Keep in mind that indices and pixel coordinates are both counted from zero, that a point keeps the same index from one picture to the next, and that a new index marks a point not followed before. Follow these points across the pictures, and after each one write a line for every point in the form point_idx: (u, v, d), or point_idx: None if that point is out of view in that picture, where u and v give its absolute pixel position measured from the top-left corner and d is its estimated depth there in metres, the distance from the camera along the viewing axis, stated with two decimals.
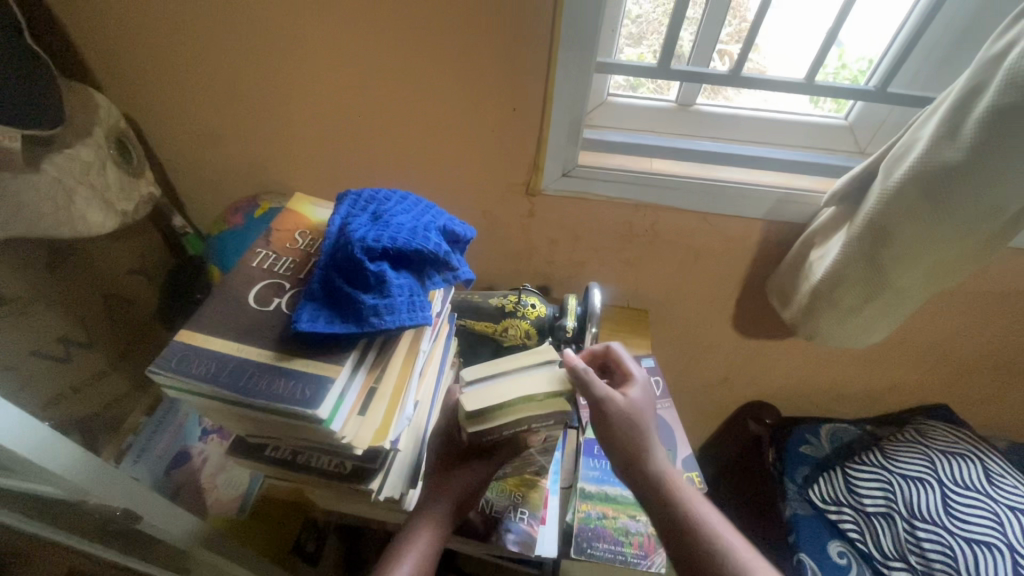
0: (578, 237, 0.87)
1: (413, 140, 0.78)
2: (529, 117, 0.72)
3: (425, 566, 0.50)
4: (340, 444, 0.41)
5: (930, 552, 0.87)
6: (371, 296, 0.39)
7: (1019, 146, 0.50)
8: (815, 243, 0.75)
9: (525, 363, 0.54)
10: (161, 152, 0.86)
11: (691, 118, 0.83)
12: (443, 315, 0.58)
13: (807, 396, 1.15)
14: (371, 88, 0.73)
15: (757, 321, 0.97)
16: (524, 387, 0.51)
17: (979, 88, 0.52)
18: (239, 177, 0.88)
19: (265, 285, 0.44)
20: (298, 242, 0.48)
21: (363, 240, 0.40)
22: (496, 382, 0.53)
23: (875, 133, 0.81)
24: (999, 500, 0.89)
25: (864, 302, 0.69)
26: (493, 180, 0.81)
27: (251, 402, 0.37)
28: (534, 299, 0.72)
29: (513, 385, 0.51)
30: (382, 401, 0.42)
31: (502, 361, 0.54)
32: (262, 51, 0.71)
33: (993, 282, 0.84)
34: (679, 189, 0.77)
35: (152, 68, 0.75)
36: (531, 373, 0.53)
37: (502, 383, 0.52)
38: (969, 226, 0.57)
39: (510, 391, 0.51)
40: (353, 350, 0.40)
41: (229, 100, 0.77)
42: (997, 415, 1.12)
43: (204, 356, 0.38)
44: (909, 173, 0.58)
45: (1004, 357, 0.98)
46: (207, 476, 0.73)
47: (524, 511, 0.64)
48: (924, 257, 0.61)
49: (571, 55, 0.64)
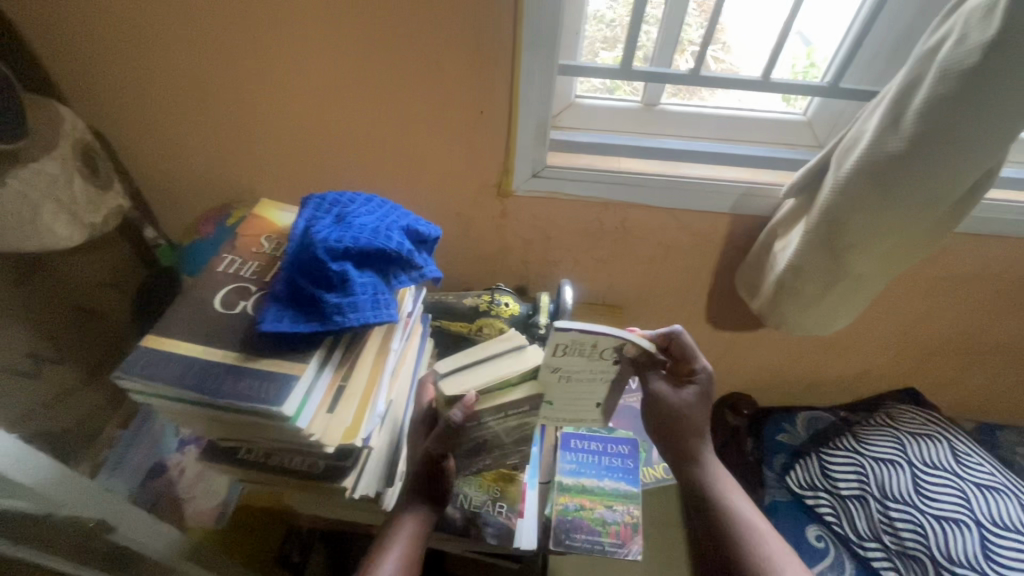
0: (550, 236, 0.88)
1: (384, 145, 0.79)
2: (496, 119, 0.73)
3: (410, 558, 0.51)
4: (309, 442, 0.41)
5: (902, 531, 0.90)
6: (334, 295, 0.40)
7: (955, 133, 0.53)
8: (778, 235, 0.77)
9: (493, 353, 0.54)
10: (129, 164, 0.85)
11: (657, 116, 0.85)
12: (415, 315, 0.59)
13: (782, 385, 1.18)
14: (342, 96, 0.74)
15: (729, 313, 1.00)
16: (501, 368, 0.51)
17: (915, 81, 0.55)
18: (212, 186, 0.87)
19: (231, 289, 0.44)
20: (263, 246, 0.47)
21: (325, 240, 0.41)
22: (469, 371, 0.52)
23: (831, 127, 0.84)
24: (967, 478, 0.92)
25: (825, 291, 0.72)
26: (465, 182, 0.82)
27: (216, 402, 0.37)
28: (507, 297, 0.73)
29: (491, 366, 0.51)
30: (351, 399, 0.43)
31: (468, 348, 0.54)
32: (230, 60, 0.71)
33: (950, 267, 0.87)
34: (645, 186, 0.79)
35: (118, 80, 0.75)
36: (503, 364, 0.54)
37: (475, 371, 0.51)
38: (916, 212, 0.60)
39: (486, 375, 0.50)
40: (317, 350, 0.40)
41: (200, 110, 0.77)
42: (963, 397, 1.16)
43: (169, 359, 0.39)
44: (857, 163, 0.60)
45: (966, 340, 1.02)
46: (185, 486, 0.71)
47: (502, 505, 0.63)
48: (877, 245, 0.64)
49: (535, 56, 0.65)
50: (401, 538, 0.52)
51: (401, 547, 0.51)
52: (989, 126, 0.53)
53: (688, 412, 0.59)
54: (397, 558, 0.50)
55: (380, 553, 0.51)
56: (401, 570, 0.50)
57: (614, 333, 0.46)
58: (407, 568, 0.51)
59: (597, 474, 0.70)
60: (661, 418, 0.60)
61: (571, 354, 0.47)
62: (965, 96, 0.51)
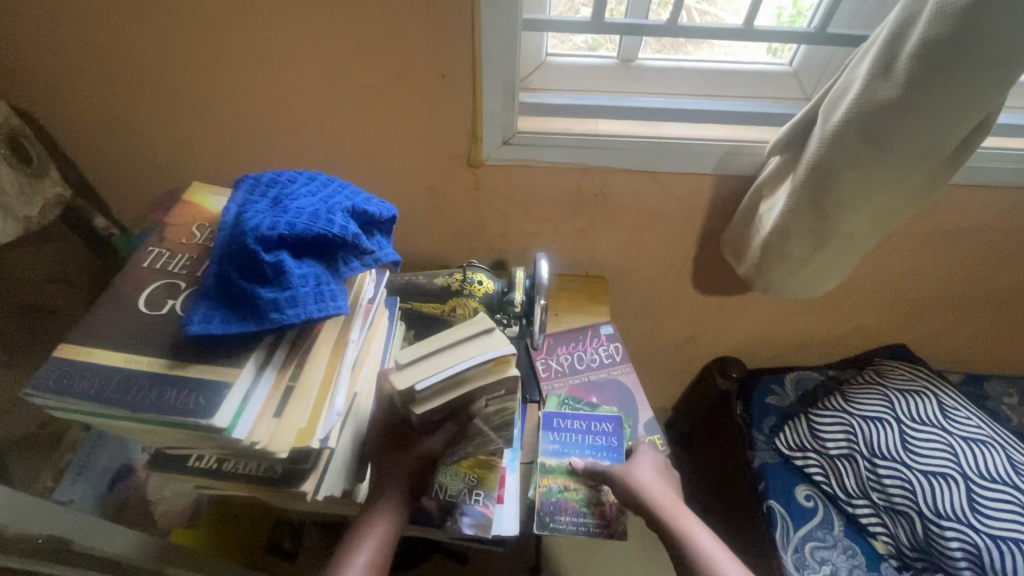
0: (528, 207, 0.84)
1: (341, 118, 0.73)
2: (460, 83, 0.68)
3: (381, 557, 0.48)
4: (257, 450, 0.38)
5: (890, 487, 0.91)
6: (269, 290, 0.36)
7: (951, 77, 0.49)
8: (763, 195, 0.73)
9: (461, 335, 0.49)
10: (68, 149, 0.79)
11: (634, 72, 0.80)
12: (378, 301, 0.55)
13: (771, 348, 1.16)
14: (289, 63, 0.67)
15: (715, 278, 0.97)
16: (470, 354, 0.48)
17: (909, 20, 0.50)
18: (159, 169, 0.81)
19: (159, 287, 0.39)
20: (195, 237, 0.43)
21: (256, 229, 0.36)
22: (432, 358, 0.48)
23: (819, 78, 0.79)
24: (954, 433, 0.92)
25: (813, 253, 0.69)
26: (432, 154, 0.77)
27: (140, 416, 0.34)
28: (480, 275, 0.69)
29: (452, 355, 0.47)
30: (301, 400, 0.39)
31: (437, 336, 0.49)
32: (160, 28, 0.64)
33: (940, 221, 0.85)
34: (622, 149, 0.75)
35: (41, 56, 0.68)
36: (470, 346, 0.48)
37: (437, 359, 0.48)
38: (908, 164, 0.56)
39: (448, 363, 0.47)
40: (254, 351, 0.37)
41: (135, 86, 0.71)
42: (951, 350, 1.15)
43: (86, 370, 0.35)
44: (847, 114, 0.56)
45: (955, 293, 1.00)
46: (153, 488, 0.68)
47: (480, 493, 0.60)
48: (866, 202, 0.61)
49: (495, 10, 0.60)
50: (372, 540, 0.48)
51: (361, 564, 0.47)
52: (988, 67, 0.48)
53: (628, 474, 0.63)
54: (367, 559, 0.47)
55: (349, 555, 0.47)
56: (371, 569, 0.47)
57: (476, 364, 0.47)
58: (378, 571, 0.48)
59: (582, 453, 0.69)
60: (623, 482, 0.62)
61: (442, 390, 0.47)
62: (962, 35, 0.47)
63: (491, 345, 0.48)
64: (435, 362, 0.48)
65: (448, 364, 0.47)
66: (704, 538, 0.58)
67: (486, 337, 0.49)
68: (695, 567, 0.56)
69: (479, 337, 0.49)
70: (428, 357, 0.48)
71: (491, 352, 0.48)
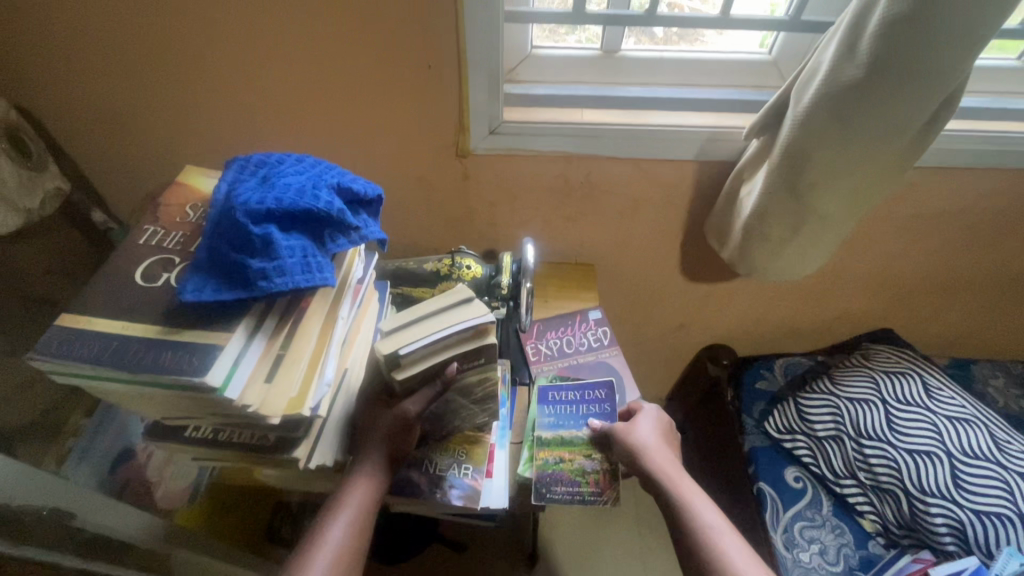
0: (516, 196, 0.86)
1: (332, 111, 0.75)
2: (447, 74, 0.70)
3: (359, 525, 0.50)
4: (251, 414, 0.40)
5: (877, 467, 0.93)
6: (258, 260, 0.38)
7: (911, 57, 0.51)
8: (743, 179, 0.75)
9: (441, 306, 0.52)
10: (65, 144, 0.81)
11: (616, 63, 0.82)
12: (367, 281, 0.57)
13: (760, 334, 1.18)
14: (279, 57, 0.69)
15: (702, 264, 0.99)
16: (450, 321, 0.51)
17: (872, 3, 0.52)
18: (155, 164, 0.83)
19: (155, 260, 0.42)
20: (188, 215, 0.45)
21: (245, 203, 0.38)
22: (413, 326, 0.52)
23: (797, 65, 0.81)
24: (938, 412, 0.94)
25: (792, 234, 0.71)
26: (422, 145, 0.79)
27: (139, 377, 0.36)
28: (469, 260, 0.71)
29: (431, 324, 0.51)
30: (291, 367, 0.41)
31: (418, 306, 0.53)
32: (152, 23, 0.66)
33: (918, 203, 0.87)
34: (606, 137, 0.77)
35: (38, 54, 0.70)
36: (447, 316, 0.52)
37: (418, 327, 0.51)
38: (876, 142, 0.58)
39: (428, 331, 0.51)
40: (244, 318, 0.39)
41: (130, 81, 0.73)
42: (936, 334, 1.17)
43: (85, 335, 0.37)
44: (817, 95, 0.58)
45: (937, 277, 1.02)
46: (154, 470, 0.71)
47: (469, 467, 0.62)
48: (840, 181, 0.63)
49: (478, 2, 0.62)
50: (352, 500, 0.50)
51: (339, 530, 0.49)
52: (946, 46, 0.50)
53: (630, 435, 0.63)
54: (345, 525, 0.49)
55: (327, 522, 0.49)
56: (350, 535, 0.49)
57: (453, 331, 0.50)
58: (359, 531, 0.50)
59: (577, 424, 0.69)
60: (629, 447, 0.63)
61: (421, 356, 0.51)
62: (921, 15, 0.49)
63: (469, 314, 0.52)
64: (417, 330, 0.51)
65: (427, 332, 0.51)
66: (697, 501, 0.59)
67: (463, 307, 0.52)
68: (686, 527, 0.57)
69: (458, 307, 0.53)
70: (410, 325, 0.52)
71: (467, 320, 0.51)
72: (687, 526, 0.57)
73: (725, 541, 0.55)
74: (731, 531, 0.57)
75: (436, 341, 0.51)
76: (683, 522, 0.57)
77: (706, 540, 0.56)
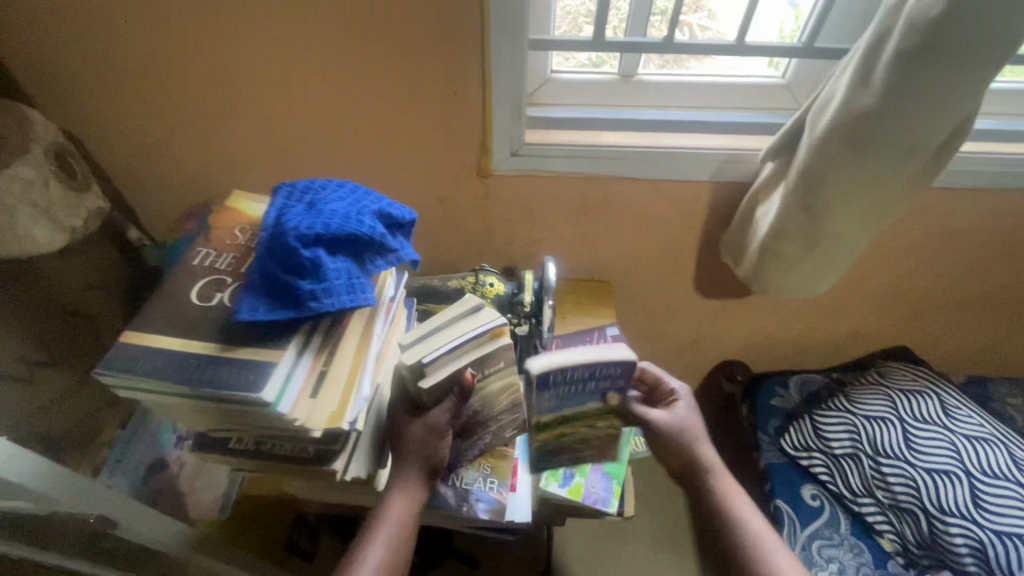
0: (535, 215, 0.88)
1: (360, 134, 0.78)
2: (471, 100, 0.73)
3: (398, 543, 0.51)
4: (297, 428, 0.43)
5: (894, 485, 0.93)
6: (308, 282, 0.40)
7: (923, 87, 0.53)
8: (759, 200, 0.77)
9: (453, 314, 0.54)
10: (105, 164, 0.84)
11: (634, 86, 0.84)
12: (398, 299, 0.59)
13: (774, 350, 1.19)
14: (312, 84, 0.73)
15: (717, 282, 1.00)
16: (469, 326, 0.53)
17: (884, 35, 0.55)
18: (190, 185, 0.87)
19: (208, 281, 0.45)
20: (238, 238, 0.48)
21: (296, 228, 0.41)
22: (431, 336, 0.53)
23: (811, 89, 0.83)
24: (956, 431, 0.93)
25: (807, 254, 0.72)
26: (445, 166, 0.82)
27: (199, 393, 0.39)
28: (492, 278, 0.74)
29: (449, 332, 0.53)
30: (334, 384, 0.44)
31: (432, 317, 0.54)
32: (194, 53, 0.70)
33: (931, 223, 0.88)
34: (624, 158, 0.79)
35: (85, 81, 0.74)
36: (463, 322, 0.53)
37: (436, 336, 0.53)
38: (890, 167, 0.60)
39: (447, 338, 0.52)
40: (294, 336, 0.42)
41: (170, 107, 0.76)
42: (952, 351, 1.17)
43: (151, 353, 0.40)
44: (832, 122, 0.60)
45: (952, 295, 1.03)
46: (185, 481, 0.74)
47: (494, 481, 0.64)
48: (855, 204, 0.65)
49: (504, 33, 0.65)
50: (391, 518, 0.52)
51: (381, 547, 0.50)
52: (956, 75, 0.52)
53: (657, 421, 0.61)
54: (386, 543, 0.51)
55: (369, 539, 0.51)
56: (391, 552, 0.51)
57: (472, 336, 0.52)
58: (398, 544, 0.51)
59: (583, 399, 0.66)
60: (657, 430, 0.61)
61: (444, 363, 0.52)
62: (932, 48, 0.51)
63: (482, 320, 0.54)
64: (436, 339, 0.53)
65: (446, 339, 0.52)
66: (739, 499, 0.59)
67: (476, 313, 0.54)
68: (728, 526, 0.58)
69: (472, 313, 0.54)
70: (427, 336, 0.53)
71: (483, 325, 0.53)
72: (730, 526, 0.58)
73: (764, 537, 0.57)
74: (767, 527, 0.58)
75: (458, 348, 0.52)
76: (725, 521, 0.58)
77: (746, 539, 0.57)
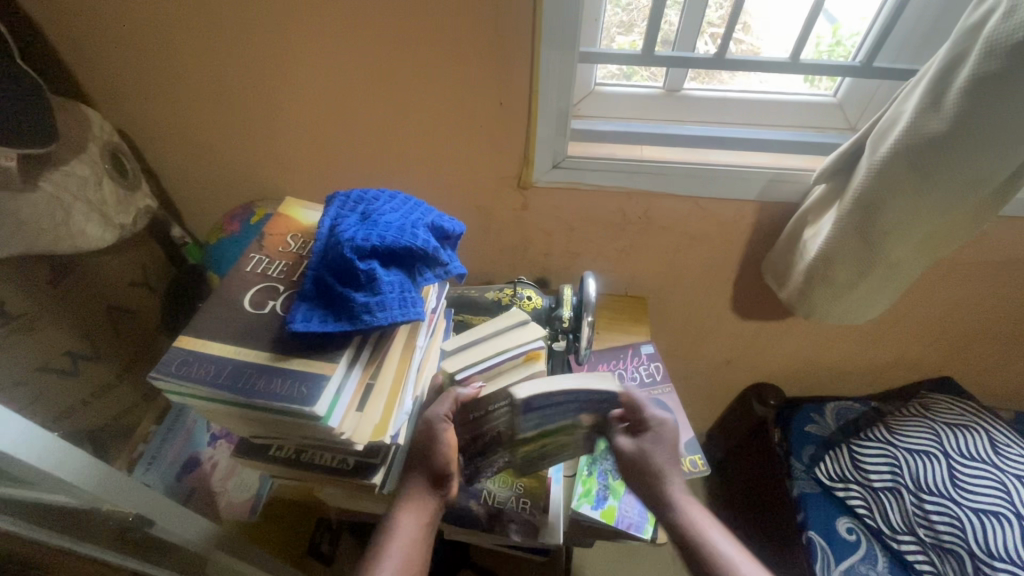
0: (573, 228, 0.87)
1: (403, 142, 0.78)
2: (516, 111, 0.72)
3: (412, 559, 0.50)
4: (341, 439, 0.42)
5: (938, 524, 0.87)
6: (362, 294, 0.40)
7: (997, 110, 0.51)
8: (807, 222, 0.74)
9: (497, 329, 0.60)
10: (153, 162, 0.86)
11: (679, 101, 0.83)
12: (439, 311, 0.59)
13: (809, 375, 1.16)
14: (360, 91, 0.73)
15: (755, 303, 0.98)
16: (510, 344, 0.58)
17: (959, 57, 0.52)
18: (233, 186, 0.88)
19: (260, 289, 0.46)
20: (290, 245, 0.49)
21: (351, 240, 0.41)
22: (473, 347, 0.59)
23: (864, 109, 0.81)
24: (1006, 470, 0.88)
25: (859, 279, 0.69)
26: (485, 176, 0.81)
27: (249, 401, 0.39)
28: (530, 291, 0.73)
29: (489, 347, 0.58)
30: (380, 397, 0.43)
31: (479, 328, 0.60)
32: (246, 58, 0.71)
33: (989, 251, 0.84)
34: (668, 174, 0.77)
35: (141, 83, 0.76)
36: (502, 337, 0.59)
37: (477, 348, 0.58)
38: (957, 194, 0.57)
39: (483, 354, 0.58)
40: (346, 348, 0.41)
41: (219, 110, 0.78)
42: (1000, 385, 1.12)
43: (204, 360, 0.40)
44: (896, 146, 0.57)
45: (1003, 327, 0.98)
46: (217, 480, 0.75)
47: (527, 501, 0.64)
48: (915, 229, 0.62)
49: (556, 46, 0.64)
50: (402, 534, 0.50)
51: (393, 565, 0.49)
52: None
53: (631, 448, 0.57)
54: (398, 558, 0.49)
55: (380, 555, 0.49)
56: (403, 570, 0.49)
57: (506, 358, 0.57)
58: (417, 560, 0.50)
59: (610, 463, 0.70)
60: (627, 456, 0.58)
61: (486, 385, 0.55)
62: (1013, 73, 0.49)
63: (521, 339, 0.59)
64: (475, 353, 0.58)
65: (481, 354, 0.58)
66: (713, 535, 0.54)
67: (515, 332, 0.60)
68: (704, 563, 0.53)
69: (514, 329, 0.60)
70: (467, 347, 0.59)
71: (521, 347, 0.58)
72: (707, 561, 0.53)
73: (747, 573, 0.52)
74: (750, 561, 0.53)
75: (496, 365, 0.57)
76: (697, 556, 0.54)
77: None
